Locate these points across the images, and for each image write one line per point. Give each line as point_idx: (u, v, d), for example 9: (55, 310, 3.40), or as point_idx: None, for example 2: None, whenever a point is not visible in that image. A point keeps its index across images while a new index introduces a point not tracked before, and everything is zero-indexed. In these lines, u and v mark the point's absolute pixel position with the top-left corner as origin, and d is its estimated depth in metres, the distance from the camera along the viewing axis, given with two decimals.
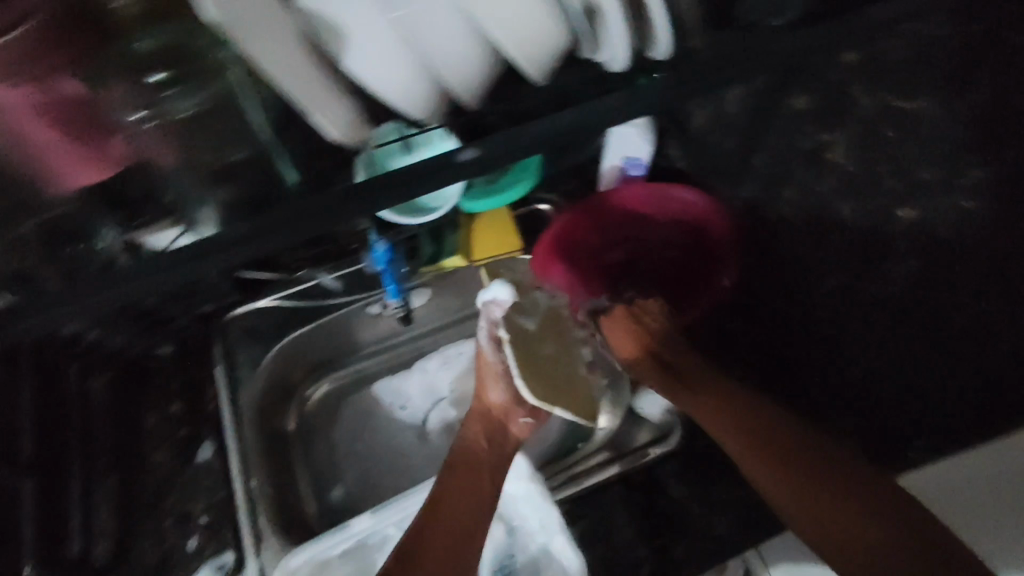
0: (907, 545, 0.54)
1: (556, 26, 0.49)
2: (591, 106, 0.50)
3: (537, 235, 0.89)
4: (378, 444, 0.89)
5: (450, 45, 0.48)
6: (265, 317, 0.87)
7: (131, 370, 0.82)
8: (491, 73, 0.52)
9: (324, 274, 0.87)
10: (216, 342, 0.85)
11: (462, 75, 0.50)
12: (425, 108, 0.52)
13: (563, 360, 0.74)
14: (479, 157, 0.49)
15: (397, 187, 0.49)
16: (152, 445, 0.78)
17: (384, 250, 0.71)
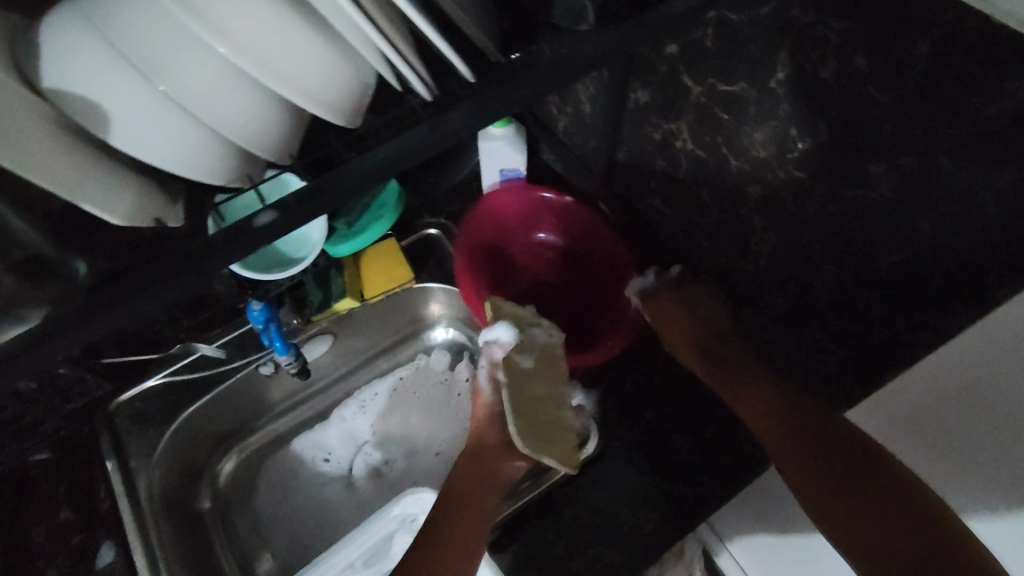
0: (857, 481, 0.55)
1: (342, 72, 0.43)
2: (430, 122, 0.43)
3: (430, 261, 0.87)
4: (305, 503, 0.85)
5: (234, 114, 0.43)
6: (156, 398, 0.81)
7: (11, 482, 0.75)
8: (296, 133, 0.47)
9: (205, 344, 0.83)
10: (102, 435, 0.77)
11: (258, 140, 0.45)
12: (228, 175, 0.47)
13: (556, 407, 0.61)
14: (286, 215, 0.41)
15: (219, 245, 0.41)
16: (43, 562, 0.71)
17: (259, 311, 0.69)
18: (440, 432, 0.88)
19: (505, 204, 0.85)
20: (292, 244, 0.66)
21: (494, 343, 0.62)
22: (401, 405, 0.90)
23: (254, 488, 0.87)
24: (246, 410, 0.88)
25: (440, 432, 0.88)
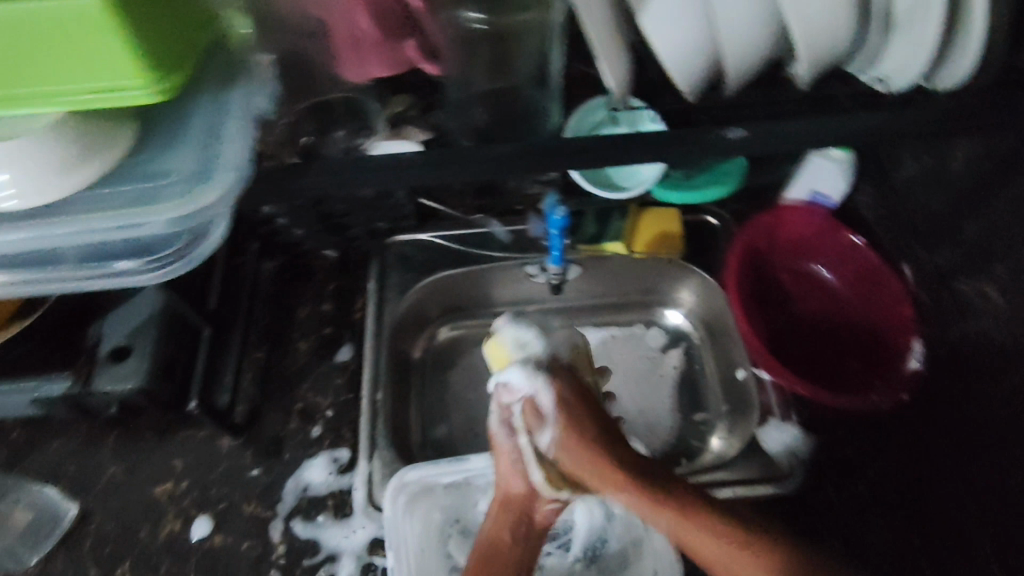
0: None
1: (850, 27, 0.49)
2: (850, 117, 0.51)
3: (700, 244, 0.89)
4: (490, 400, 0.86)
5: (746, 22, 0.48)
6: (421, 250, 0.89)
7: (297, 264, 0.88)
8: (762, 55, 0.51)
9: (497, 225, 0.89)
10: (374, 258, 0.88)
11: (743, 57, 0.50)
12: (691, 78, 0.51)
13: None
14: (747, 139, 0.50)
15: (640, 154, 0.50)
16: (298, 334, 0.84)
17: (562, 219, 0.74)
18: (635, 404, 0.85)
19: (797, 224, 0.82)
20: (623, 172, 0.71)
21: (504, 385, 0.63)
22: (609, 359, 0.89)
23: (452, 367, 0.89)
24: (480, 292, 0.91)
25: (638, 402, 0.85)
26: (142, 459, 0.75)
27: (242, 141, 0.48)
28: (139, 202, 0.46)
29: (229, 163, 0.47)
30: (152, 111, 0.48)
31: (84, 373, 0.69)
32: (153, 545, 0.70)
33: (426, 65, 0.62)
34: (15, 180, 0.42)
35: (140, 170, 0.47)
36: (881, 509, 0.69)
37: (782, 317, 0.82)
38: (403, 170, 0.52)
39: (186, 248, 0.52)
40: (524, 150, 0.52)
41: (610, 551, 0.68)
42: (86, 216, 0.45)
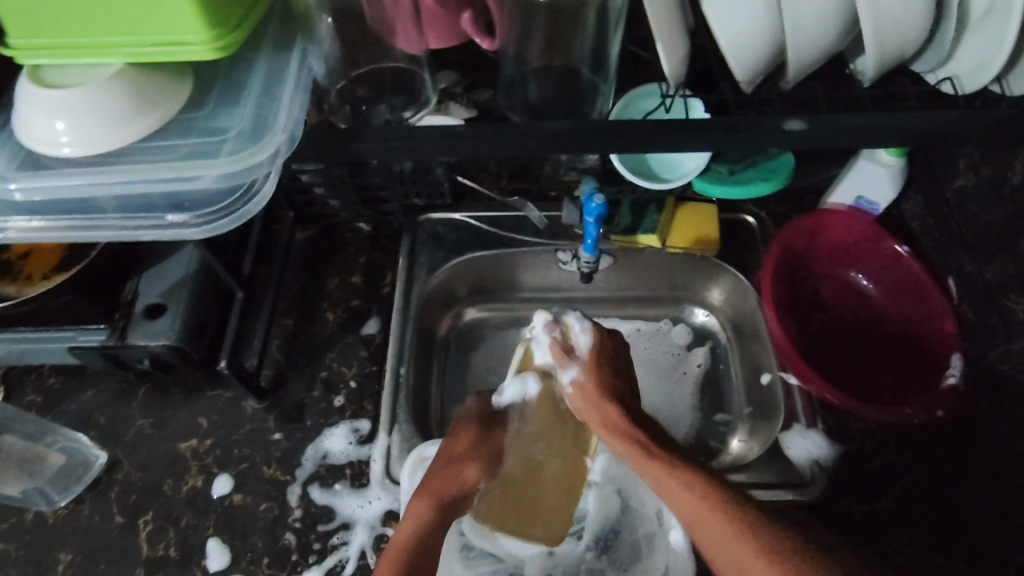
0: None
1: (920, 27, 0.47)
2: (915, 115, 0.49)
3: (736, 242, 0.87)
4: None
5: (813, 20, 0.47)
6: (453, 229, 0.89)
7: (330, 234, 0.89)
8: (825, 54, 0.50)
9: (533, 209, 0.88)
10: (406, 234, 0.88)
11: (805, 56, 0.48)
12: (749, 74, 0.49)
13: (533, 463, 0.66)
14: (804, 131, 0.48)
15: (687, 141, 0.49)
16: (327, 304, 0.85)
17: (598, 206, 0.74)
18: (656, 399, 0.84)
19: (839, 229, 0.79)
20: (664, 163, 0.70)
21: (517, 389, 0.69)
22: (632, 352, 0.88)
23: (476, 348, 0.89)
24: (509, 275, 0.91)
25: (660, 397, 0.84)
26: (170, 414, 0.77)
27: (298, 105, 0.49)
28: (194, 154, 0.46)
29: (282, 121, 0.47)
30: (212, 70, 0.48)
31: (119, 326, 0.71)
32: (175, 498, 0.72)
33: (480, 40, 0.57)
34: (77, 124, 0.42)
35: (200, 124, 0.47)
36: (906, 525, 0.67)
37: (816, 324, 0.80)
38: (442, 141, 0.51)
39: (232, 204, 0.50)
40: (569, 129, 0.51)
41: (621, 542, 0.67)
42: (146, 166, 0.45)
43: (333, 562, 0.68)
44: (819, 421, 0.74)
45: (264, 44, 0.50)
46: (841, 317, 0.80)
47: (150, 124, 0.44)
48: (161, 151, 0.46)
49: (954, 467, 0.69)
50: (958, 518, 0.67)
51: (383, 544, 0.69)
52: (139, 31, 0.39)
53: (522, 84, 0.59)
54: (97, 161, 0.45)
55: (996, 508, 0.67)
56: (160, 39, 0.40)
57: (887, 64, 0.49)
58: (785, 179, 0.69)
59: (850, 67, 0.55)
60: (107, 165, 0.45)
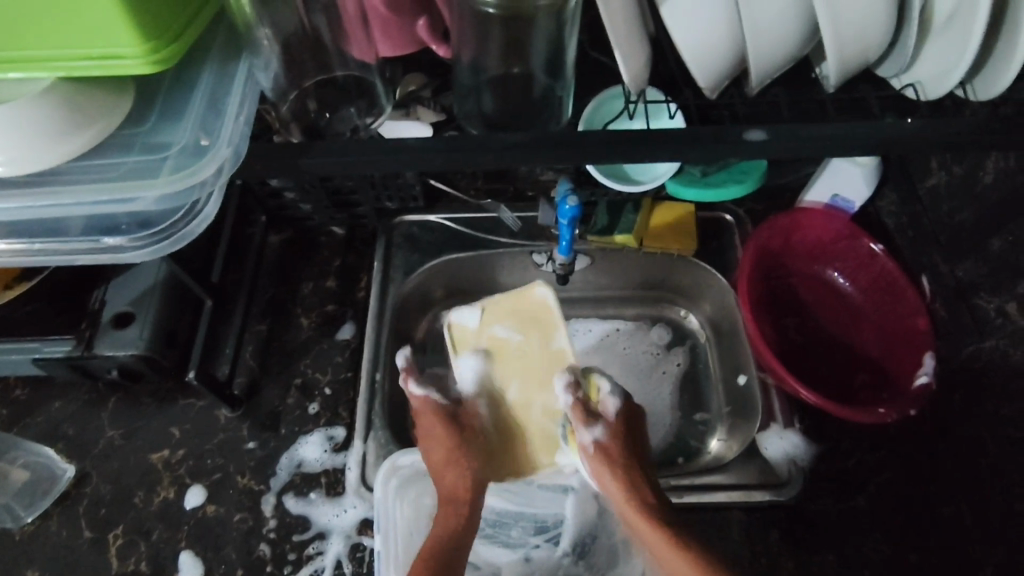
0: None
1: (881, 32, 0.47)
2: (883, 121, 0.48)
3: (713, 241, 0.87)
4: None
5: (772, 24, 0.46)
6: (429, 231, 0.88)
7: (304, 237, 0.88)
8: (787, 58, 0.49)
9: (507, 211, 0.87)
10: (380, 237, 0.87)
11: (766, 61, 0.47)
12: (710, 78, 0.48)
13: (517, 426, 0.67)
14: (771, 139, 0.47)
15: (653, 149, 0.48)
16: (301, 310, 0.83)
17: (572, 209, 0.73)
18: (635, 400, 0.84)
19: (816, 228, 0.79)
20: (637, 165, 0.69)
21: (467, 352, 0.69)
22: (611, 352, 0.87)
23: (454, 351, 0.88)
24: (487, 277, 0.90)
25: (638, 398, 0.84)
26: (141, 425, 0.76)
27: (244, 118, 0.47)
28: (135, 173, 0.44)
29: (227, 136, 0.46)
30: (155, 82, 0.47)
31: (86, 337, 0.70)
32: (146, 511, 0.71)
33: (436, 48, 0.58)
34: (6, 143, 0.41)
35: (142, 140, 0.45)
36: (879, 524, 0.68)
37: (793, 323, 0.80)
38: (403, 150, 0.50)
39: (177, 224, 0.48)
40: (536, 136, 0.50)
41: (598, 547, 0.67)
42: (85, 185, 0.44)
43: (308, 572, 0.68)
44: (796, 421, 0.74)
45: (212, 53, 0.49)
46: (817, 317, 0.80)
47: (86, 142, 0.42)
48: (101, 170, 0.44)
49: (927, 465, 0.70)
50: (933, 518, 0.67)
51: (358, 553, 0.68)
52: (66, 44, 0.37)
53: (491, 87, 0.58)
54: (34, 181, 0.44)
55: (969, 505, 0.67)
56: (90, 53, 0.37)
57: (850, 69, 0.49)
58: (758, 179, 0.68)
59: (816, 70, 0.54)
60: (43, 185, 0.44)
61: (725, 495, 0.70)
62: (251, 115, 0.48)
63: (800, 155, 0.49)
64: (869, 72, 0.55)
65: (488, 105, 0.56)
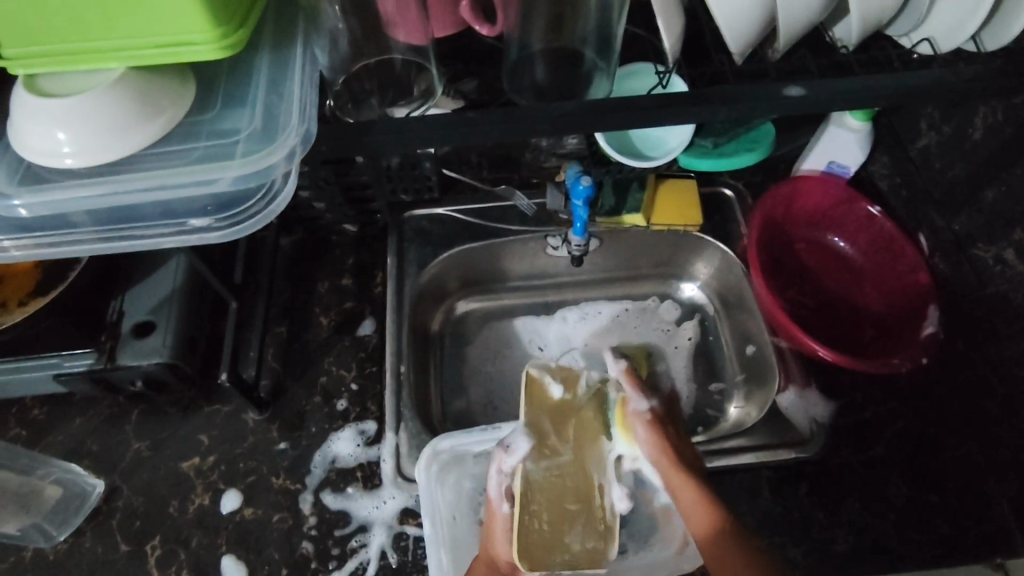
0: None
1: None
2: (897, 77, 0.51)
3: (718, 215, 0.90)
4: (509, 373, 0.86)
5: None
6: (439, 224, 0.89)
7: (316, 238, 0.88)
8: (811, 21, 0.51)
9: (522, 198, 0.89)
10: (392, 232, 0.88)
11: (792, 24, 0.50)
12: (742, 42, 0.51)
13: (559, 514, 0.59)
14: (796, 99, 0.50)
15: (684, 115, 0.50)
16: (319, 309, 0.84)
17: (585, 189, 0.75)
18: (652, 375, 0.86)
19: (815, 195, 0.83)
20: (648, 141, 0.71)
21: (504, 450, 0.60)
22: (624, 332, 0.89)
23: (471, 341, 0.89)
24: (497, 265, 0.91)
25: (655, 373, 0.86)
26: (168, 435, 0.75)
27: (308, 99, 0.48)
28: (209, 159, 0.45)
29: (296, 119, 0.46)
30: (214, 68, 0.48)
31: (107, 349, 0.70)
32: (183, 519, 0.71)
33: (477, 27, 0.54)
34: (79, 133, 0.41)
35: (209, 126, 0.46)
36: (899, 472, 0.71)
37: (800, 289, 0.83)
38: (439, 130, 0.50)
39: (253, 208, 0.49)
40: (569, 109, 0.51)
41: (637, 516, 0.69)
42: (160, 173, 0.44)
43: (353, 565, 0.68)
44: (812, 379, 0.77)
45: (261, 44, 0.49)
46: (823, 280, 0.83)
47: (155, 129, 0.43)
48: (173, 157, 0.45)
49: (937, 411, 0.73)
50: (951, 459, 0.71)
51: (402, 542, 0.69)
52: (136, 33, 0.39)
53: (524, 67, 0.59)
54: (106, 171, 0.44)
55: (982, 443, 0.71)
56: (160, 40, 0.39)
57: (868, 28, 0.52)
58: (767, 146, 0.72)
59: (827, 35, 0.57)
60: (117, 175, 0.44)
61: (751, 457, 0.73)
62: (316, 94, 0.48)
63: (820, 113, 0.51)
64: (879, 35, 0.58)
65: (514, 85, 0.58)
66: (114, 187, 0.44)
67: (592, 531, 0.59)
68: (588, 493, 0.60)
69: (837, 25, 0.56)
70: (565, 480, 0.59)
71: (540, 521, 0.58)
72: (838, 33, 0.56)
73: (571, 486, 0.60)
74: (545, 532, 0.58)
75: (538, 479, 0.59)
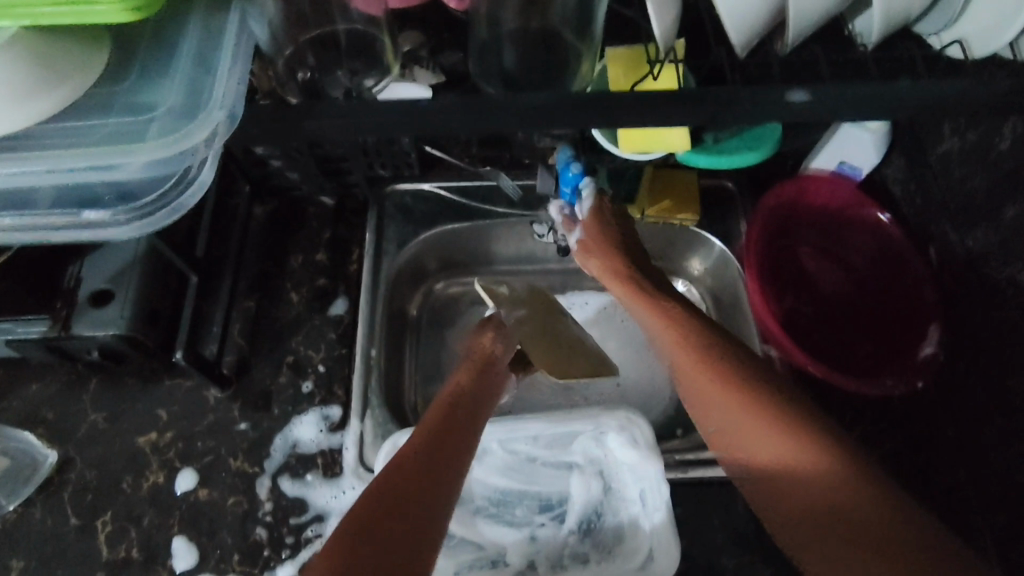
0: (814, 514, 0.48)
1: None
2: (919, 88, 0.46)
3: (718, 210, 0.85)
4: None
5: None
6: (422, 201, 0.85)
7: (291, 208, 0.84)
8: (820, 21, 0.48)
9: (505, 178, 0.84)
10: (372, 206, 0.83)
11: (802, 27, 0.47)
12: (746, 40, 0.47)
13: (554, 327, 0.76)
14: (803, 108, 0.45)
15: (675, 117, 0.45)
16: (291, 284, 0.80)
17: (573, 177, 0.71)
18: (634, 372, 0.82)
19: (824, 196, 0.78)
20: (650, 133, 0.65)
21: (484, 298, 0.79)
22: (610, 325, 0.85)
23: (450, 325, 0.86)
24: (481, 247, 0.87)
25: (637, 372, 0.83)
26: (126, 407, 0.73)
27: (237, 73, 0.48)
28: (120, 141, 0.45)
29: (219, 98, 0.46)
30: (139, 36, 0.48)
31: (62, 316, 0.66)
32: (136, 497, 0.68)
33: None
34: None
35: (125, 100, 0.46)
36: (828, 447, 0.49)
37: (795, 296, 0.78)
38: None
39: (169, 194, 0.49)
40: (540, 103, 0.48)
41: (605, 525, 0.67)
42: (67, 152, 0.45)
43: (306, 555, 0.66)
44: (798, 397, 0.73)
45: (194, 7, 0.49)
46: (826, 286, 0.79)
47: (62, 95, 0.43)
48: (81, 129, 0.45)
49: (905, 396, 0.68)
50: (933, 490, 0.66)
51: None
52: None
53: (510, 45, 0.53)
54: (12, 145, 0.45)
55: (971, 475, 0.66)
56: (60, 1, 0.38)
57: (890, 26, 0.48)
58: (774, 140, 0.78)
59: (846, 28, 0.52)
60: (27, 149, 0.45)
61: None
62: (246, 73, 0.48)
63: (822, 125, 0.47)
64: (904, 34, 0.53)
65: (501, 71, 0.53)
66: (13, 161, 0.45)
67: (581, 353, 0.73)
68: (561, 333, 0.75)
69: (857, 18, 0.52)
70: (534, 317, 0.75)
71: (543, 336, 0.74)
72: (858, 27, 0.51)
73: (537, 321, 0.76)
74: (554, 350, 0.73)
75: (525, 320, 0.74)
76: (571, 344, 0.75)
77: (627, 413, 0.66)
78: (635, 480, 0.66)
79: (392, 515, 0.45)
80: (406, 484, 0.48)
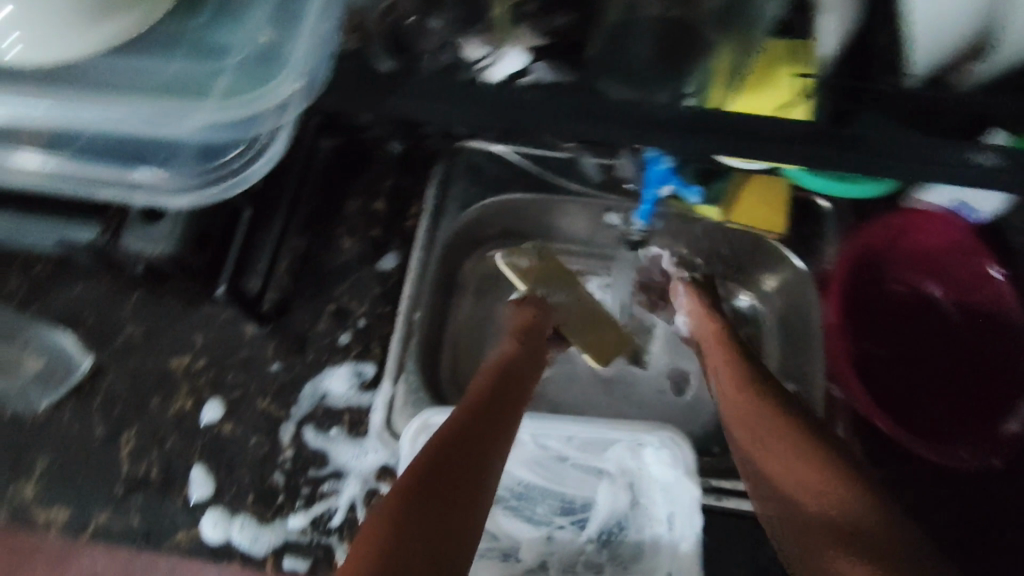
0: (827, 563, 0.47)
1: None
2: None
3: (807, 228, 0.77)
4: None
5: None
6: (491, 164, 0.80)
7: (357, 148, 0.80)
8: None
9: (587, 155, 0.77)
10: (439, 162, 0.79)
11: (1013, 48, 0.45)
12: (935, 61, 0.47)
13: (587, 306, 0.77)
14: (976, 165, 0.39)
15: None
16: (344, 229, 0.77)
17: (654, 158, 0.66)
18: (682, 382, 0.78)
19: (931, 236, 0.72)
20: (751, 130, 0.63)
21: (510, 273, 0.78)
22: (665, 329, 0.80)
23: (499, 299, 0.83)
24: (548, 223, 0.82)
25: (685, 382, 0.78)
26: (164, 326, 0.72)
27: (322, 24, 0.42)
28: (183, 93, 0.43)
29: (295, 54, 0.42)
30: None
31: (113, 226, 0.64)
32: (162, 418, 0.68)
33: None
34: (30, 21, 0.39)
35: (200, 48, 0.44)
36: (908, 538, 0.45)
37: (876, 339, 0.73)
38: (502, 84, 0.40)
39: (235, 165, 0.50)
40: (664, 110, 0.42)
41: (625, 540, 0.64)
42: (124, 95, 0.42)
43: (319, 510, 0.65)
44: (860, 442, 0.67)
45: None
46: (912, 330, 0.73)
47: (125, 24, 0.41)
48: (148, 74, 0.43)
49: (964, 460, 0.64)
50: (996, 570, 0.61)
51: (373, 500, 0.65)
52: None
53: (620, 22, 0.48)
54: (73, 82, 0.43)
55: None
56: None
57: None
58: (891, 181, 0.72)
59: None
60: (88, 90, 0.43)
61: None
62: (331, 29, 0.42)
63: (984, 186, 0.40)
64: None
65: (615, 50, 0.47)
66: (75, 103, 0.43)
67: (609, 323, 0.77)
68: (592, 306, 0.77)
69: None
70: (568, 295, 0.76)
71: (578, 320, 0.76)
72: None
73: (570, 299, 0.76)
74: (588, 335, 0.76)
75: (561, 304, 0.76)
76: (599, 318, 0.77)
77: (664, 428, 0.62)
78: (666, 502, 0.63)
79: (417, 515, 0.44)
80: (430, 482, 0.47)
